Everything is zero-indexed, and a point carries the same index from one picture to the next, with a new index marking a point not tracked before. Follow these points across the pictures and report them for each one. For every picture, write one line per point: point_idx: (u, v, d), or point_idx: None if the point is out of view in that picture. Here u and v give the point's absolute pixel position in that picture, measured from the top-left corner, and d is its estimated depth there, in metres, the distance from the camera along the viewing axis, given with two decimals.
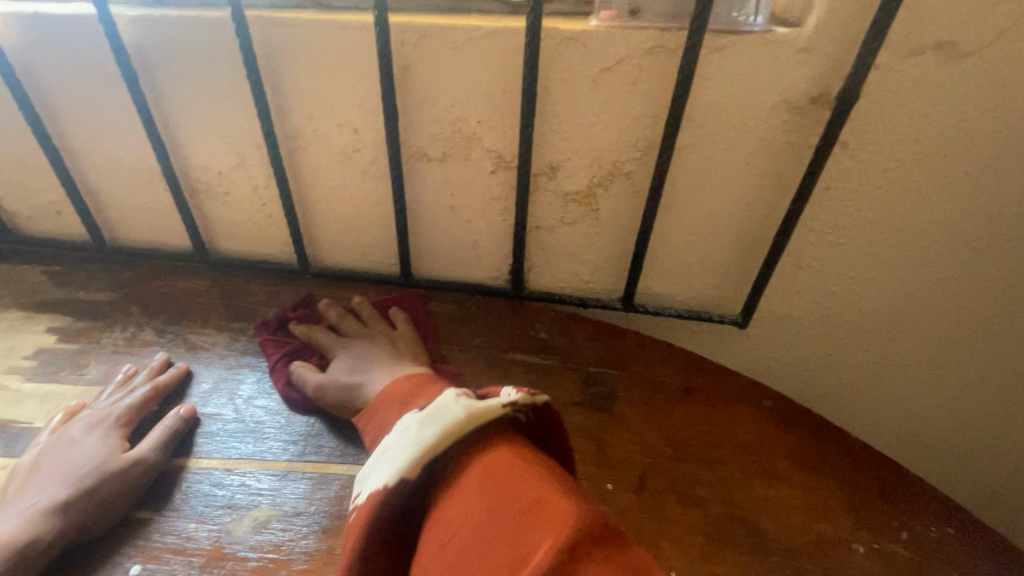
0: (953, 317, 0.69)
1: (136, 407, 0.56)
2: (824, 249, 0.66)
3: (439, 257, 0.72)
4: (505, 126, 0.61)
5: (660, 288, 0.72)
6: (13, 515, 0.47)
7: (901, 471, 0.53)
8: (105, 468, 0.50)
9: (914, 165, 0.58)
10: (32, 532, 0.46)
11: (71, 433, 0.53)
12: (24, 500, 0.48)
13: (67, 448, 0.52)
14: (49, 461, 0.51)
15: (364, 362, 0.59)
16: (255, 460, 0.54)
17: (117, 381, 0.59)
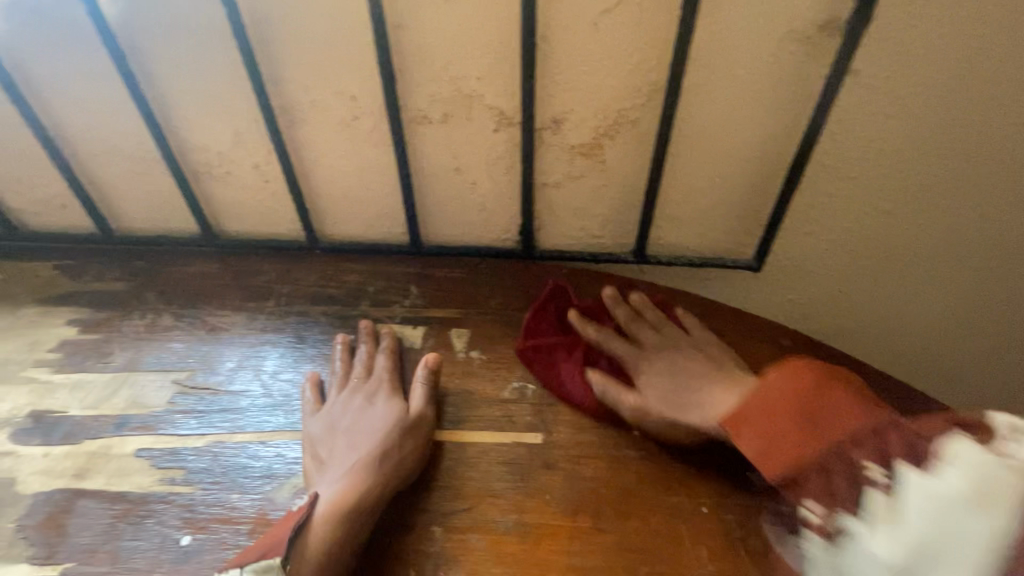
0: (970, 247, 0.68)
1: (387, 372, 0.59)
2: (837, 184, 0.65)
3: (448, 222, 0.72)
4: (505, 80, 0.60)
5: (674, 237, 0.71)
6: (336, 478, 0.50)
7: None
8: (393, 427, 0.53)
9: (928, 88, 0.57)
10: (362, 490, 0.49)
11: (353, 402, 0.56)
12: (341, 463, 0.51)
13: (361, 415, 0.55)
14: (346, 428, 0.54)
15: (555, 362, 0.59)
16: (289, 432, 0.55)
17: (346, 350, 0.61)
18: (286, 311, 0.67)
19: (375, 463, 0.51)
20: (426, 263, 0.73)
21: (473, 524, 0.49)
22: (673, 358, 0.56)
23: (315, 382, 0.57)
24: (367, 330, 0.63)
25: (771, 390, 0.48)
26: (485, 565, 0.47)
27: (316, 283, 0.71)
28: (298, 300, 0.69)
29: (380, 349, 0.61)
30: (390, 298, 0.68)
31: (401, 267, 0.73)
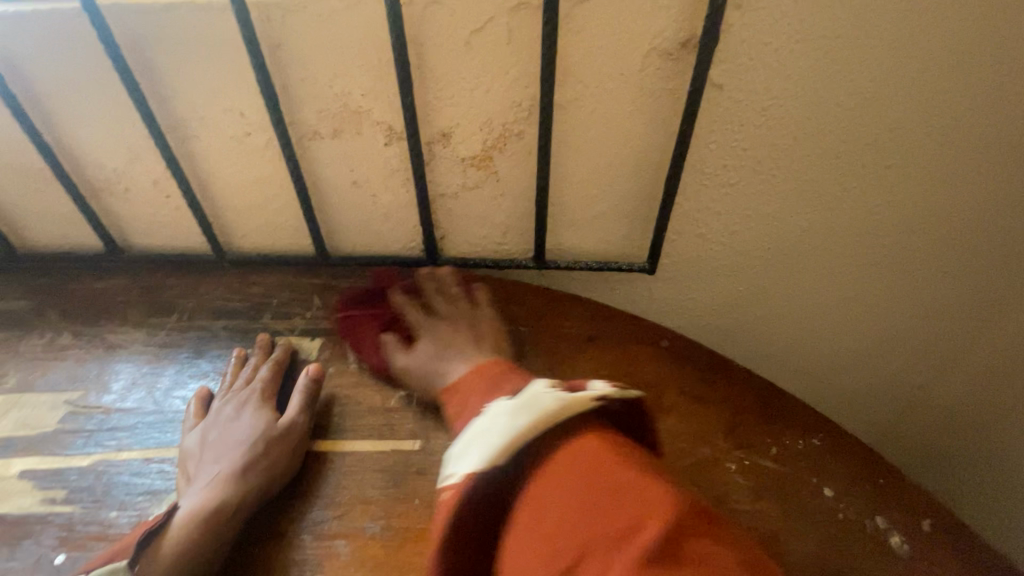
0: (846, 245, 0.72)
1: (268, 382, 0.61)
2: (715, 190, 0.68)
3: (352, 233, 0.73)
4: (390, 97, 0.61)
5: (571, 243, 0.73)
6: (198, 489, 0.52)
7: (779, 393, 0.58)
8: (260, 438, 0.55)
9: (787, 99, 0.60)
10: (222, 500, 0.51)
11: (225, 413, 0.58)
12: (206, 475, 0.53)
13: (229, 427, 0.57)
14: (215, 439, 0.56)
15: (454, 346, 0.60)
16: (173, 448, 0.57)
17: (235, 364, 0.63)
18: (187, 326, 0.68)
19: (239, 473, 0.53)
20: (332, 273, 0.74)
21: (342, 531, 0.51)
22: (449, 334, 0.61)
23: (202, 398, 0.60)
24: (258, 343, 0.65)
25: (484, 374, 0.53)
26: (348, 569, 0.49)
27: (220, 297, 0.72)
28: (201, 314, 0.69)
29: (266, 361, 0.63)
30: (292, 311, 0.70)
31: (307, 279, 0.74)
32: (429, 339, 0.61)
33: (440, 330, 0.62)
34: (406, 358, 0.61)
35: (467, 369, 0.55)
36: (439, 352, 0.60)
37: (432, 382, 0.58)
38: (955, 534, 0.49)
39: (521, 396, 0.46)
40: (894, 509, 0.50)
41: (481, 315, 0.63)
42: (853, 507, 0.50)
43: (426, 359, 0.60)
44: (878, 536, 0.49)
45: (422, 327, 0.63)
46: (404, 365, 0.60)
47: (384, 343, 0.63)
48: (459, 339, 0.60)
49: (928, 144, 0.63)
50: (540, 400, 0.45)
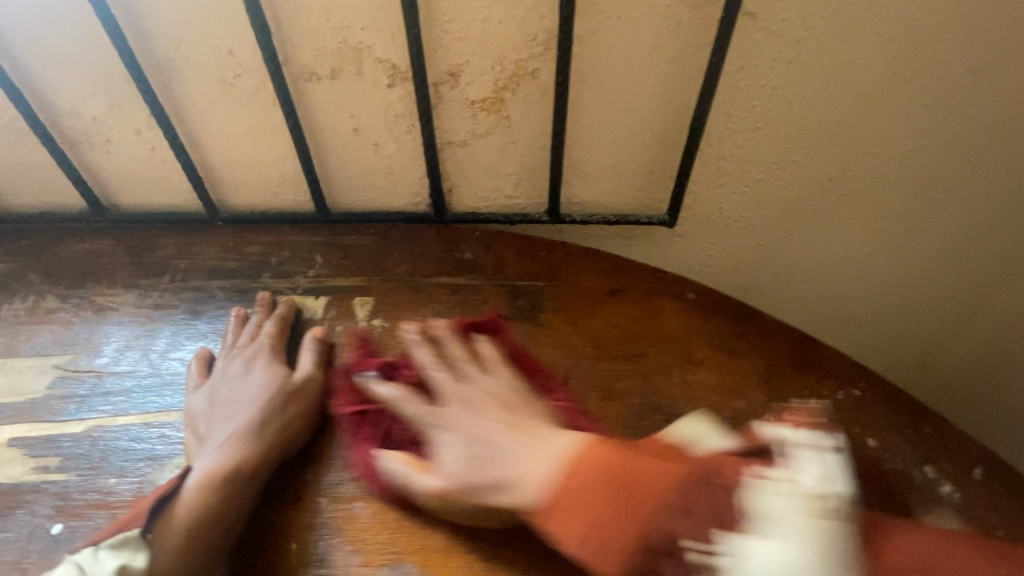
0: (876, 191, 0.69)
1: (274, 338, 0.57)
2: (741, 134, 0.64)
3: (355, 187, 0.69)
4: (393, 31, 0.56)
5: (587, 194, 0.69)
6: (213, 448, 0.49)
7: (814, 343, 0.54)
8: (274, 395, 0.52)
9: (823, 29, 0.56)
10: (238, 458, 0.48)
11: (231, 370, 0.55)
12: (218, 436, 0.50)
13: (237, 384, 0.54)
14: (224, 398, 0.53)
15: (484, 440, 0.48)
16: (174, 411, 0.54)
17: (235, 323, 0.59)
18: (182, 287, 0.64)
19: (255, 431, 0.50)
20: (335, 231, 0.70)
21: (360, 494, 0.49)
22: (495, 408, 0.51)
23: (203, 359, 0.57)
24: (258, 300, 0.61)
25: (599, 468, 0.43)
26: (369, 531, 0.47)
27: (215, 257, 0.67)
28: (196, 275, 0.65)
29: (269, 317, 0.60)
30: (293, 269, 0.65)
31: (307, 237, 0.69)
32: (458, 426, 0.50)
33: (466, 411, 0.51)
34: (445, 469, 0.47)
35: (574, 460, 0.45)
36: (477, 458, 0.47)
37: (501, 494, 0.45)
38: (1012, 484, 0.46)
39: (765, 509, 0.39)
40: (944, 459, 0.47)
41: (489, 381, 0.53)
42: (900, 457, 0.48)
43: (463, 470, 0.47)
44: (927, 485, 0.46)
45: (424, 409, 0.52)
46: (445, 489, 0.46)
47: (398, 466, 0.48)
48: (475, 427, 0.49)
49: (970, 78, 0.60)
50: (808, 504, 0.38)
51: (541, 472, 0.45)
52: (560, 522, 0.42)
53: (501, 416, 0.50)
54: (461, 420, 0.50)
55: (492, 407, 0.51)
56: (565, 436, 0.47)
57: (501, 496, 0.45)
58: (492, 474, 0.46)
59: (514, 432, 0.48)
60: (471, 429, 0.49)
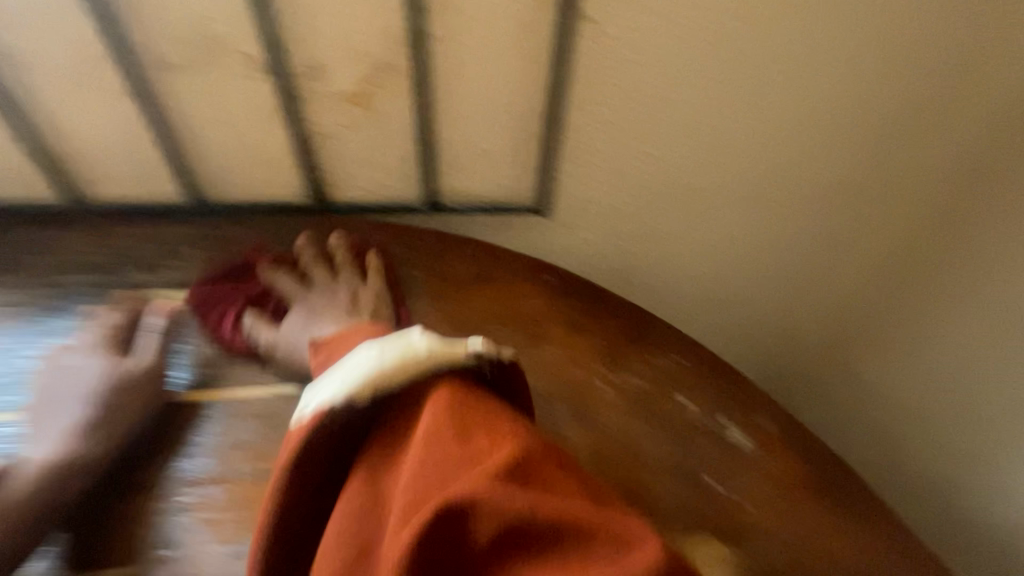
0: (724, 183, 0.77)
1: (118, 329, 0.58)
2: (600, 130, 0.70)
3: (230, 178, 0.69)
4: (249, 24, 0.56)
5: (463, 185, 0.73)
6: (46, 440, 0.51)
7: (646, 317, 0.62)
8: (109, 386, 0.54)
9: (661, 38, 0.62)
10: (70, 450, 0.50)
11: (66, 363, 0.56)
12: (53, 427, 0.52)
13: (73, 375, 0.55)
14: (57, 390, 0.54)
15: (315, 319, 0.57)
16: (11, 411, 0.54)
17: (87, 318, 0.60)
18: (39, 282, 0.63)
19: (93, 426, 0.52)
20: (209, 223, 0.69)
21: (220, 479, 0.52)
22: (338, 311, 0.58)
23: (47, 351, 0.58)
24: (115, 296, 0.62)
25: (365, 329, 0.52)
26: (222, 512, 0.50)
27: (75, 250, 0.65)
28: (54, 269, 0.64)
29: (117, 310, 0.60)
30: (162, 262, 0.65)
31: (179, 229, 0.68)
32: (318, 300, 0.59)
33: (321, 299, 0.59)
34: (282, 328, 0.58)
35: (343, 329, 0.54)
36: (304, 327, 0.57)
37: (298, 348, 0.56)
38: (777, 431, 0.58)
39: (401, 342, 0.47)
40: (734, 413, 0.58)
41: (361, 285, 0.61)
42: (702, 411, 0.58)
43: (292, 329, 0.57)
44: (721, 434, 0.57)
45: (313, 283, 0.61)
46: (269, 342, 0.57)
47: (247, 323, 0.59)
48: (315, 308, 0.58)
49: (790, 83, 0.68)
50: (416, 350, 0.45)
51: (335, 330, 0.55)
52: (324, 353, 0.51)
53: (342, 307, 0.58)
54: (312, 299, 0.59)
55: (344, 303, 0.59)
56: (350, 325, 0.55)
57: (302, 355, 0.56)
58: (311, 332, 0.57)
59: (344, 318, 0.57)
60: (309, 309, 0.58)
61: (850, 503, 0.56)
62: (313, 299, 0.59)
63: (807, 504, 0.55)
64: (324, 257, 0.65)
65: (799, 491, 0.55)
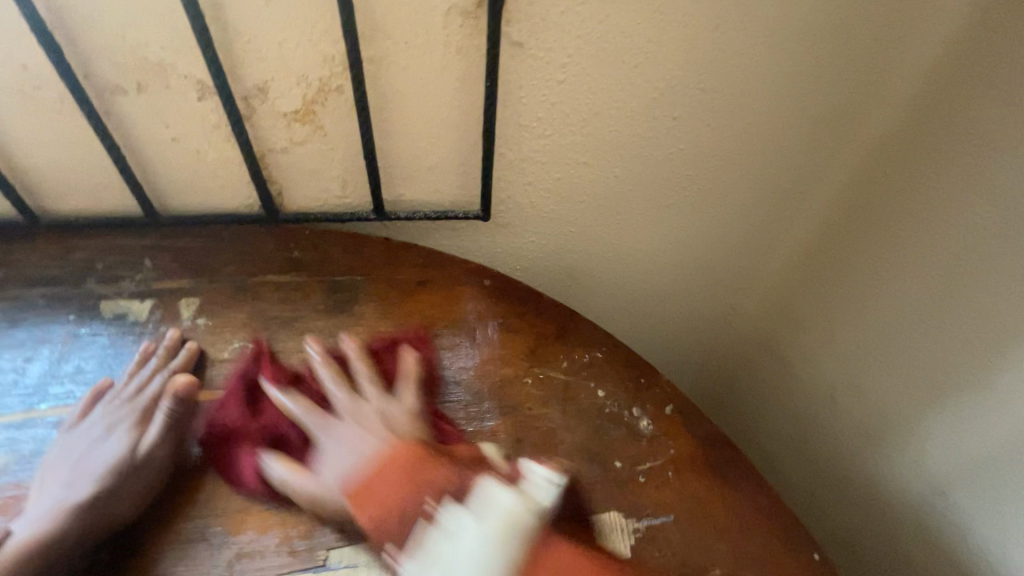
0: (653, 186, 0.84)
1: (151, 400, 0.61)
2: (534, 141, 0.75)
3: (184, 191, 0.72)
4: (192, 51, 0.60)
5: (408, 192, 0.77)
6: (43, 512, 0.53)
7: (579, 319, 0.67)
8: (119, 472, 0.56)
9: (582, 57, 0.68)
10: (59, 532, 0.52)
11: (96, 429, 0.59)
12: (52, 499, 0.54)
13: (96, 447, 0.58)
14: (75, 456, 0.57)
15: (355, 441, 0.57)
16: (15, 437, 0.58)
17: (136, 365, 0.63)
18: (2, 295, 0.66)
19: (87, 506, 0.54)
20: (166, 234, 0.73)
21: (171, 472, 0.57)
22: (373, 433, 0.58)
23: (95, 394, 0.61)
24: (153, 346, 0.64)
25: (398, 468, 0.54)
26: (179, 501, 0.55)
27: (36, 263, 0.69)
28: (16, 282, 0.67)
29: (162, 369, 0.62)
30: (120, 273, 0.69)
31: (137, 241, 0.72)
32: (350, 420, 0.59)
33: (348, 417, 0.59)
34: (315, 470, 0.56)
35: (375, 466, 0.55)
36: (345, 455, 0.57)
37: (321, 491, 0.54)
38: (689, 418, 0.60)
39: (478, 505, 0.49)
40: (648, 406, 0.61)
41: (388, 403, 0.60)
42: (618, 402, 0.61)
43: (325, 468, 0.56)
44: (632, 423, 0.60)
45: (348, 403, 0.60)
46: (295, 488, 0.55)
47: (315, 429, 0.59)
48: (354, 434, 0.58)
49: (705, 96, 0.74)
50: (514, 514, 0.49)
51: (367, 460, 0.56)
52: (364, 502, 0.53)
53: (364, 430, 0.58)
54: (349, 417, 0.59)
55: (374, 425, 0.58)
56: (373, 457, 0.56)
57: (325, 507, 0.54)
58: (317, 472, 0.56)
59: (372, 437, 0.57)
60: (337, 435, 0.58)
61: (754, 492, 0.57)
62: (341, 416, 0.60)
63: (712, 493, 0.56)
64: (280, 269, 0.71)
65: (706, 475, 0.57)
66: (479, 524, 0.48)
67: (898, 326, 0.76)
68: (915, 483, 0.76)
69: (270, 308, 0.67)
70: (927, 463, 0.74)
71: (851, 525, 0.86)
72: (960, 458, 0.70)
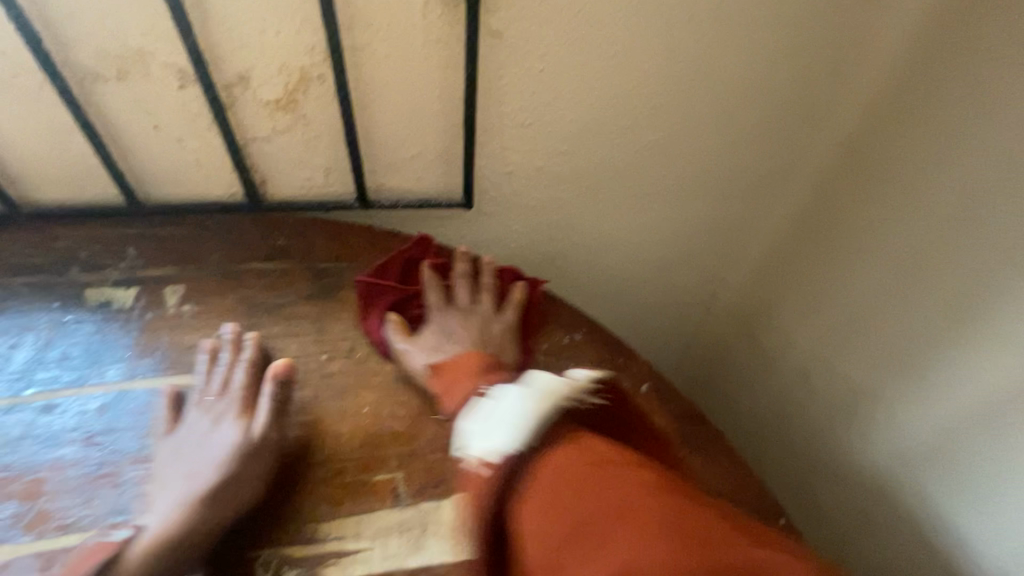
0: (632, 174, 0.86)
1: (245, 390, 0.62)
2: (514, 129, 0.77)
3: (167, 180, 0.73)
4: (172, 39, 0.60)
5: (391, 180, 0.78)
6: (167, 507, 0.54)
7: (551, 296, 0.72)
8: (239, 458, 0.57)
9: (560, 47, 0.69)
10: (199, 517, 0.53)
11: (200, 424, 0.59)
12: (177, 490, 0.55)
13: (208, 438, 0.59)
14: (185, 451, 0.58)
15: (455, 333, 0.65)
16: (89, 435, 0.59)
17: (206, 360, 0.63)
18: None
19: (225, 487, 0.55)
20: (149, 222, 0.73)
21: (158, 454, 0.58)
22: (461, 329, 0.65)
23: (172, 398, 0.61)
24: (227, 338, 0.64)
25: (471, 364, 0.60)
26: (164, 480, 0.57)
27: (18, 252, 0.69)
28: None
29: (239, 361, 0.63)
30: (104, 262, 0.69)
31: (120, 229, 0.72)
32: (438, 321, 0.66)
33: (448, 317, 0.66)
34: (419, 342, 0.65)
35: (458, 353, 0.62)
36: (440, 343, 0.64)
37: (409, 361, 0.64)
38: (662, 395, 0.65)
39: (530, 381, 0.55)
40: (627, 384, 0.65)
41: (474, 308, 0.67)
42: None
43: (422, 342, 0.65)
44: None
45: (438, 306, 0.67)
46: (404, 351, 0.64)
47: (390, 331, 0.66)
48: (454, 327, 0.65)
49: (681, 86, 0.76)
50: (549, 387, 0.54)
51: (443, 348, 0.64)
52: (443, 378, 0.60)
53: (456, 326, 0.65)
54: (440, 317, 0.66)
55: (463, 323, 0.66)
56: (455, 345, 0.63)
57: (410, 364, 0.64)
58: (402, 345, 0.65)
59: (464, 330, 0.65)
60: (450, 325, 0.66)
61: (719, 462, 0.63)
62: (439, 312, 0.67)
63: (681, 463, 0.61)
64: (265, 256, 0.72)
65: (676, 446, 0.62)
66: (523, 391, 0.54)
67: (865, 309, 0.79)
68: (884, 463, 0.78)
69: (255, 294, 0.68)
70: (894, 444, 0.77)
71: (824, 502, 0.89)
72: (920, 436, 0.73)
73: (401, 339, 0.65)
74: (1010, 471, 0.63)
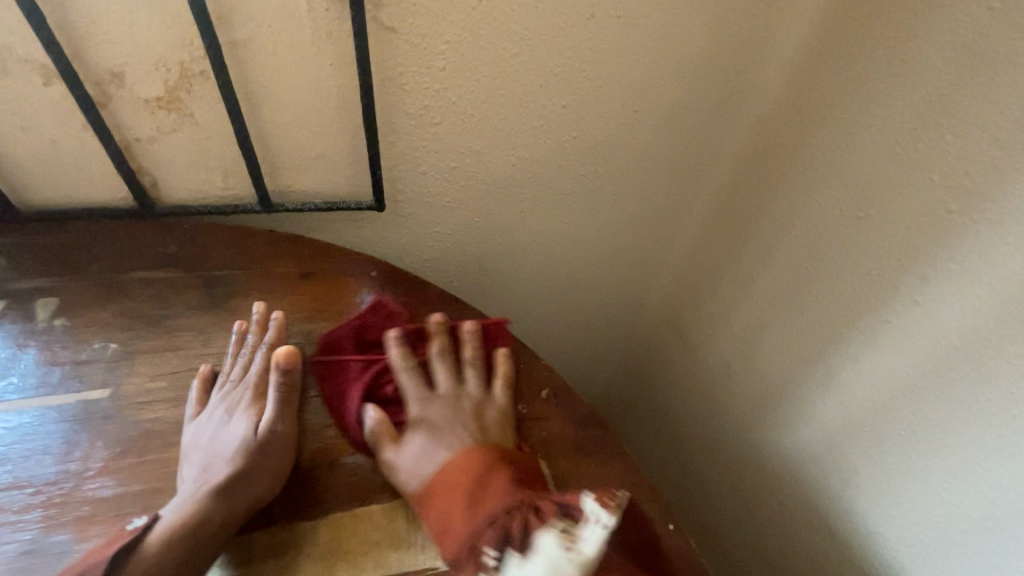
0: (549, 174, 0.85)
1: (258, 378, 0.63)
2: (422, 129, 0.74)
3: (42, 186, 0.68)
4: (27, 32, 0.56)
5: (295, 182, 0.75)
6: (184, 497, 0.54)
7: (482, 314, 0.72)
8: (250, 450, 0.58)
9: (460, 43, 0.67)
10: (209, 509, 0.54)
11: (214, 413, 0.60)
12: (194, 480, 0.56)
13: (217, 428, 0.59)
14: (196, 441, 0.58)
15: (441, 438, 0.60)
16: (30, 442, 0.56)
17: (234, 345, 0.64)
18: None
19: (233, 482, 0.56)
20: (26, 230, 0.69)
21: (18, 482, 0.54)
22: (452, 432, 0.60)
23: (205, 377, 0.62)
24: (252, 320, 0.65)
25: (471, 473, 0.56)
26: (20, 512, 0.53)
27: None
28: None
29: (260, 343, 0.64)
30: None
31: None
32: (420, 429, 0.60)
33: (422, 428, 0.60)
34: (405, 462, 0.58)
35: (449, 466, 0.57)
36: (428, 453, 0.58)
37: (411, 482, 0.57)
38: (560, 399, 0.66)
39: (534, 553, 0.47)
40: (524, 391, 0.67)
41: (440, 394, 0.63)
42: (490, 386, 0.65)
43: (417, 458, 0.58)
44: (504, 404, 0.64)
45: (411, 395, 0.63)
46: (390, 466, 0.58)
47: (371, 421, 0.60)
48: (440, 431, 0.60)
49: (590, 84, 0.75)
50: (558, 563, 0.46)
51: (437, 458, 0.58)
52: (437, 509, 0.55)
53: (440, 426, 0.61)
54: (416, 417, 0.61)
55: (445, 421, 0.61)
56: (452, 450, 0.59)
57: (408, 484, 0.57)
58: (408, 467, 0.57)
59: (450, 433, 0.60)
60: (433, 432, 0.60)
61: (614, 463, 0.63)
62: (415, 420, 0.61)
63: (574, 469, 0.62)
64: (152, 265, 0.68)
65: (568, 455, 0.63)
66: (527, 566, 0.46)
67: (777, 306, 0.80)
68: (799, 456, 0.80)
69: (139, 306, 0.65)
70: (807, 437, 0.78)
71: (747, 493, 0.91)
72: (828, 428, 0.74)
73: (386, 447, 0.59)
74: (921, 461, 0.63)
